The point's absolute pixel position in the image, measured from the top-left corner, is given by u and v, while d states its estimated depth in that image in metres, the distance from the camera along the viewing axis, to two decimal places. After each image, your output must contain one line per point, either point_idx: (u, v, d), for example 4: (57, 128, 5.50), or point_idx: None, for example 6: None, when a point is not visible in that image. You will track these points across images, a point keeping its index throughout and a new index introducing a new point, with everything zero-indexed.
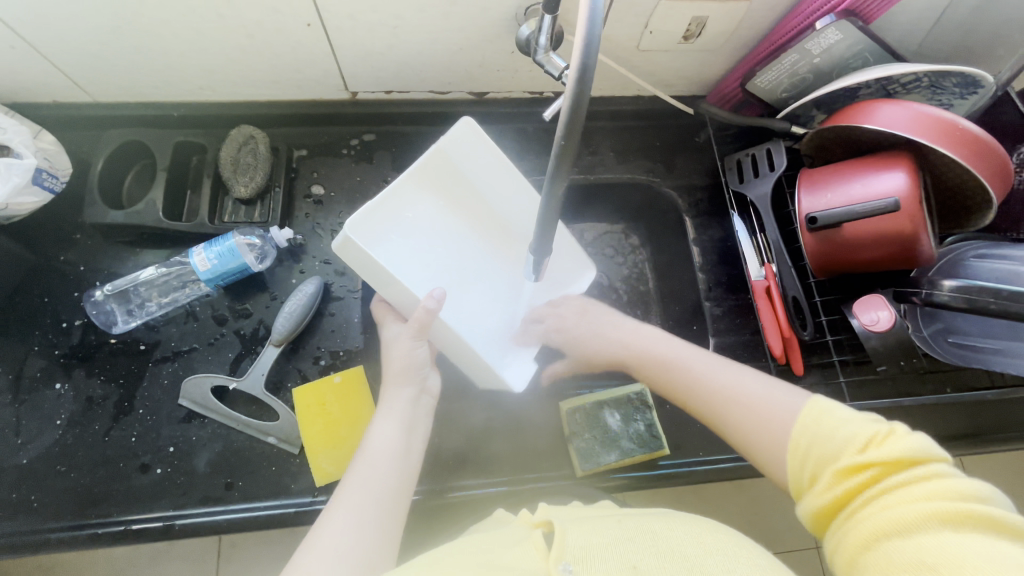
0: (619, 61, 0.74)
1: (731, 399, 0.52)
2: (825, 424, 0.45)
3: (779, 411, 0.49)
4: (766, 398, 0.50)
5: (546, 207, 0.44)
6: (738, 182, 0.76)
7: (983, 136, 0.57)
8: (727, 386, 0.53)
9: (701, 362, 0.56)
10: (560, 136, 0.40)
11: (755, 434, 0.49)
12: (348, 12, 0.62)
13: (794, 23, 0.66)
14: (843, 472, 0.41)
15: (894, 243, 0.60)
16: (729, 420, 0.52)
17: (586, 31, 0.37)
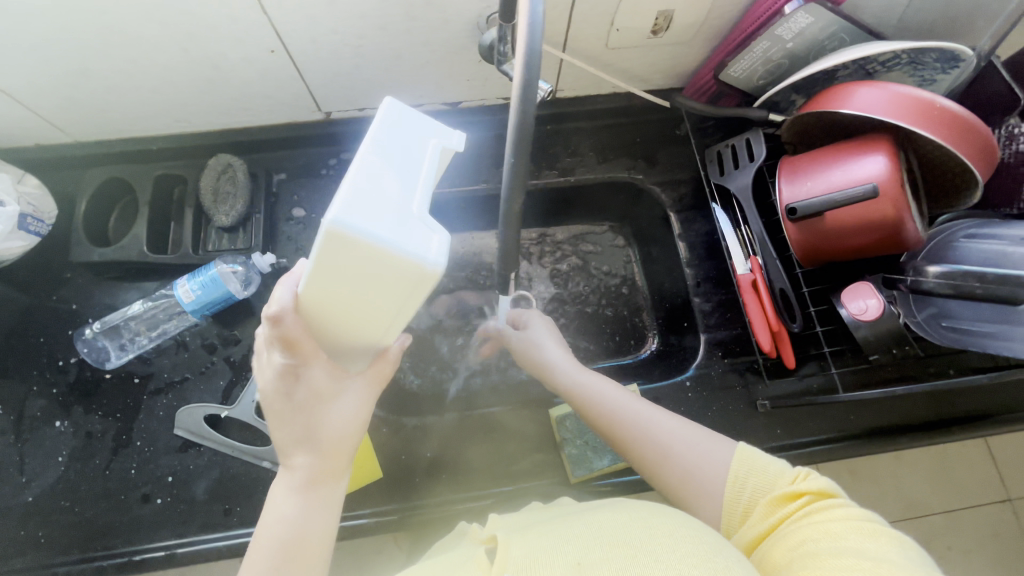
0: (590, 60, 0.73)
1: (653, 439, 0.53)
2: (757, 463, 0.47)
3: (713, 455, 0.50)
4: (687, 437, 0.52)
5: (505, 222, 0.44)
6: (719, 174, 0.75)
7: (963, 113, 0.55)
8: (664, 427, 0.53)
9: (645, 405, 0.56)
10: (510, 153, 0.39)
11: (674, 472, 0.50)
12: (310, 35, 0.62)
13: (763, 10, 0.64)
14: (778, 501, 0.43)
15: (878, 229, 0.58)
16: (653, 461, 0.52)
17: (527, 44, 0.36)
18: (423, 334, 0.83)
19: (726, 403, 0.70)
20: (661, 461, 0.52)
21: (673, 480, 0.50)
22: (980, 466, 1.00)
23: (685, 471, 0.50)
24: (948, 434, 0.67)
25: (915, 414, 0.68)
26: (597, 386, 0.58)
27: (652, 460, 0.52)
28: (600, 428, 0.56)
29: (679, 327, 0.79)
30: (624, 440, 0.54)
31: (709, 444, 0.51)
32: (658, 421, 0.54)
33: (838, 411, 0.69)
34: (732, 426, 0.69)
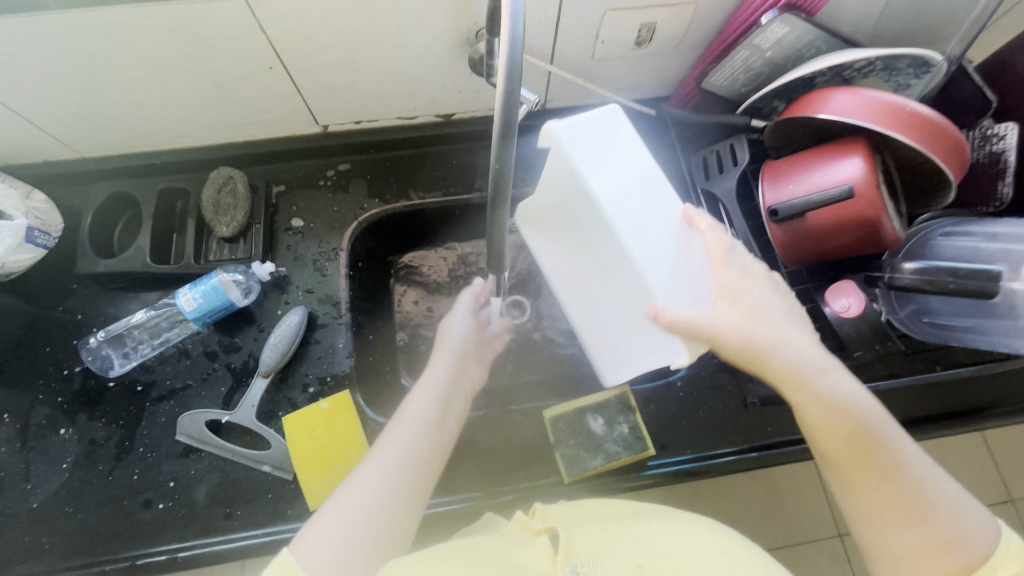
0: (577, 71, 0.76)
1: (920, 493, 0.45)
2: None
3: (974, 529, 0.43)
4: (953, 498, 0.45)
5: (493, 219, 0.46)
6: (704, 178, 0.78)
7: (933, 117, 0.57)
8: (929, 485, 0.46)
9: (915, 458, 0.47)
10: (495, 157, 0.42)
11: (936, 538, 0.43)
12: (306, 52, 0.65)
13: (740, 21, 0.66)
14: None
15: (856, 228, 0.60)
16: (905, 521, 0.45)
17: (507, 53, 0.38)
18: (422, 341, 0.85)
19: (717, 402, 0.71)
20: (917, 521, 0.45)
21: (913, 542, 0.44)
22: (979, 464, 1.01)
23: (935, 538, 0.44)
24: (935, 429, 0.69)
25: (904, 411, 0.69)
26: (877, 411, 0.48)
27: (908, 514, 0.45)
28: (844, 460, 0.47)
29: None
30: (879, 482, 0.46)
31: (976, 517, 0.44)
32: (939, 485, 0.46)
33: None
34: (723, 424, 0.70)
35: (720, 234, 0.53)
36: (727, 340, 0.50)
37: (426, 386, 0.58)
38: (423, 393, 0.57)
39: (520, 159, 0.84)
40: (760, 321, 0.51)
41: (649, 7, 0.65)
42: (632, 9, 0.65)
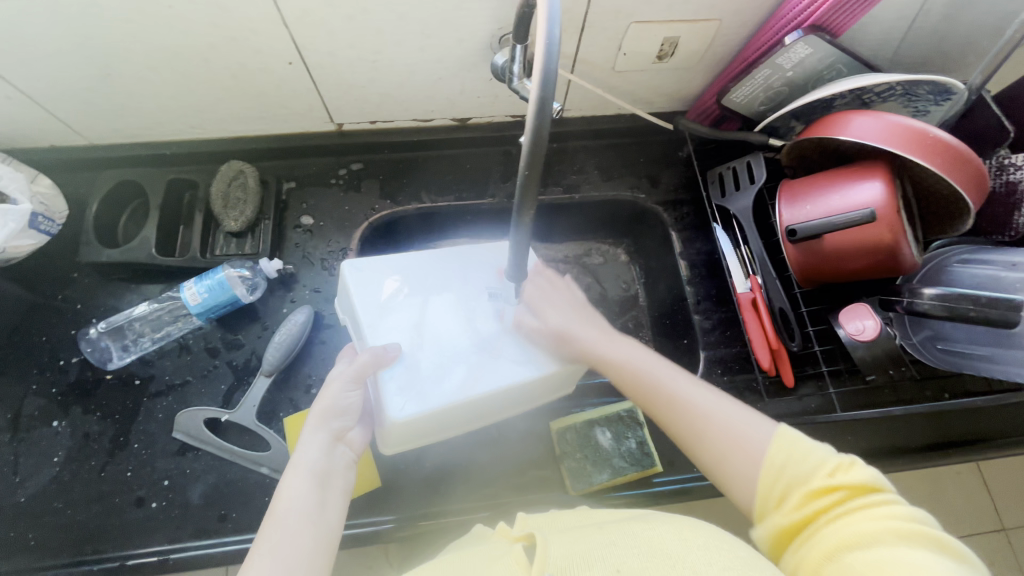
0: (597, 82, 0.76)
1: (700, 407, 0.52)
2: (795, 452, 0.45)
3: (757, 437, 0.48)
4: (722, 405, 0.52)
5: (518, 230, 0.46)
6: (720, 196, 0.77)
7: (955, 144, 0.57)
8: (707, 404, 0.52)
9: (686, 384, 0.54)
10: (523, 167, 0.41)
11: (716, 445, 0.49)
12: (327, 48, 0.64)
13: (764, 40, 0.67)
14: (801, 492, 0.42)
15: (874, 252, 0.60)
16: (690, 434, 0.51)
17: (542, 62, 0.37)
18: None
19: None
20: (695, 437, 0.51)
21: (717, 443, 0.49)
22: (978, 494, 1.00)
23: (720, 452, 0.49)
24: (944, 457, 0.68)
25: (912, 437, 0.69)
26: (634, 361, 0.57)
27: (694, 421, 0.51)
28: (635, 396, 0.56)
29: (679, 345, 0.80)
30: (664, 414, 0.54)
31: (754, 420, 0.49)
32: (693, 394, 0.53)
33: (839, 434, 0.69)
34: None
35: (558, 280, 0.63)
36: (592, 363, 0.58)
37: (296, 463, 0.49)
38: (296, 475, 0.48)
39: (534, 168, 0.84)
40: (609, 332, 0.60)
41: (673, 21, 0.65)
42: (656, 22, 0.65)
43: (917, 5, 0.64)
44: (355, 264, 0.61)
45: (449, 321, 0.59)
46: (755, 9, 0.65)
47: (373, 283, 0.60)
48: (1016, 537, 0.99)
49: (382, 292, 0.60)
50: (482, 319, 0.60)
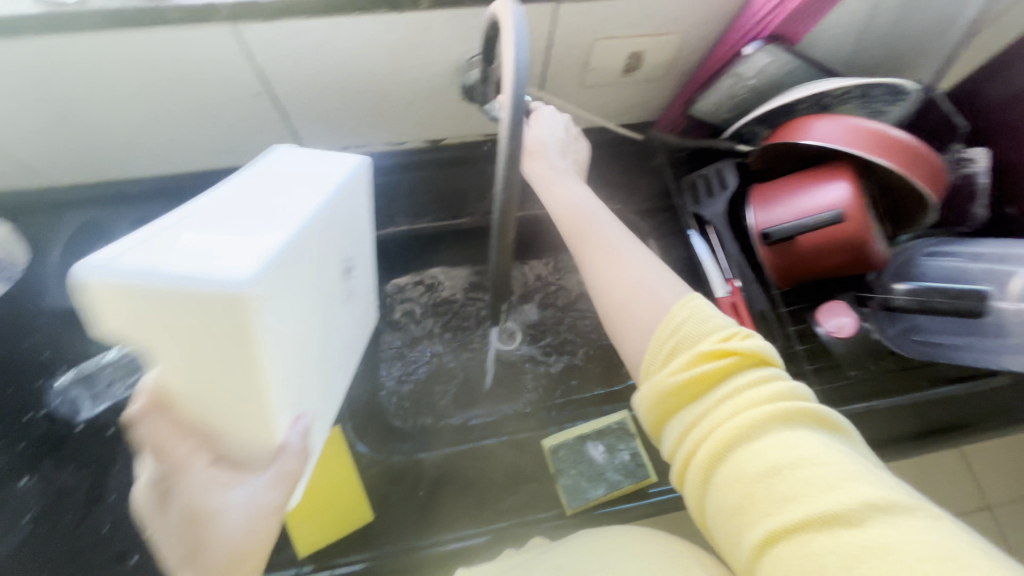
0: (566, 98, 0.77)
1: (622, 253, 0.47)
2: (698, 318, 0.41)
3: (670, 300, 0.43)
4: (651, 270, 0.46)
5: (497, 253, 0.46)
6: (692, 202, 0.76)
7: (912, 143, 0.59)
8: (631, 259, 0.47)
9: (622, 238, 0.49)
10: (500, 192, 0.41)
11: (624, 287, 0.45)
12: (293, 77, 0.64)
13: (726, 50, 0.68)
14: (693, 356, 0.38)
15: (845, 250, 0.62)
16: (612, 281, 0.46)
17: (513, 84, 0.38)
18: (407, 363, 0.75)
19: None
20: (614, 282, 0.46)
21: (626, 288, 0.45)
22: (961, 476, 1.03)
23: (625, 298, 0.45)
24: (928, 446, 0.69)
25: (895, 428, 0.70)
26: (582, 205, 0.51)
27: (622, 271, 0.46)
28: (571, 230, 0.51)
29: None
30: (588, 251, 0.49)
31: (674, 288, 0.44)
32: (626, 248, 0.48)
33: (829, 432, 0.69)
34: None
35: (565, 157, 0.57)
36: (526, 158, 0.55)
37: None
38: None
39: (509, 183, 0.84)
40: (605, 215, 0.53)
41: (637, 36, 0.67)
42: (620, 37, 0.67)
43: (866, 13, 0.66)
44: (264, 293, 0.32)
45: (335, 331, 0.50)
46: (714, 22, 0.67)
47: (271, 341, 0.35)
48: (1000, 513, 1.00)
49: (286, 344, 0.38)
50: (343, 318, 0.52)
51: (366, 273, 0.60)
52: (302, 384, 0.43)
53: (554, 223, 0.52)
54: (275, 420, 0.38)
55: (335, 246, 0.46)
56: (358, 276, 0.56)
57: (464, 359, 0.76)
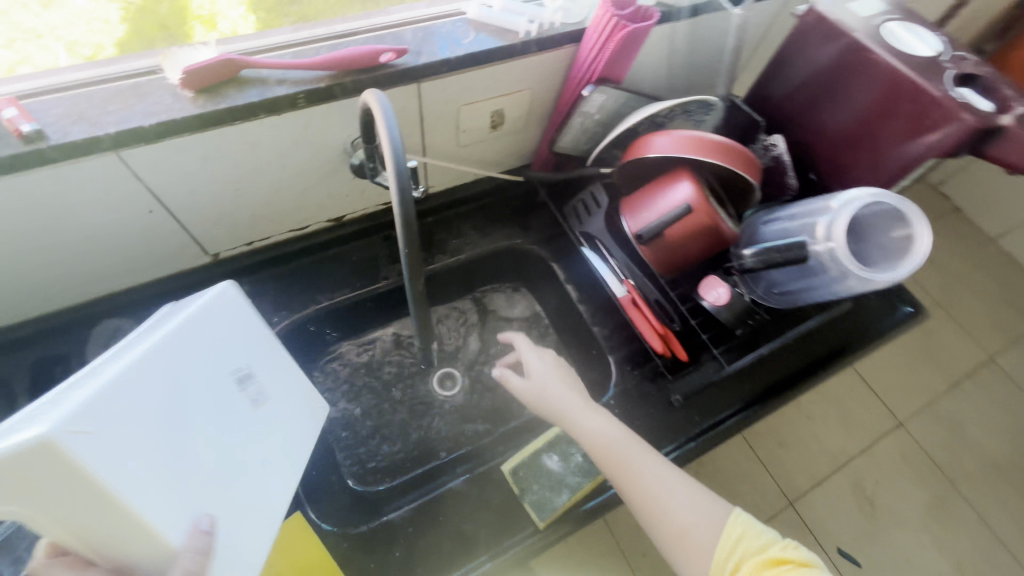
0: (449, 158, 0.86)
1: (658, 490, 0.63)
2: (750, 534, 0.61)
3: (715, 522, 0.62)
4: (677, 497, 0.63)
5: (411, 287, 0.58)
6: (578, 223, 0.90)
7: (725, 142, 0.74)
8: (658, 480, 0.64)
9: (648, 464, 0.65)
10: (400, 239, 0.52)
11: (675, 526, 0.62)
12: (188, 189, 0.67)
13: (570, 95, 0.80)
14: (761, 563, 0.59)
15: (703, 235, 0.75)
16: (651, 514, 0.63)
17: (396, 170, 0.49)
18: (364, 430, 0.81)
19: (648, 409, 0.80)
20: (664, 514, 0.62)
21: (674, 529, 0.62)
22: None
23: (681, 528, 0.61)
24: (820, 376, 0.84)
25: (783, 368, 0.84)
26: (606, 435, 0.66)
27: (657, 500, 0.63)
28: (602, 464, 0.65)
29: (591, 357, 0.89)
30: (627, 484, 0.64)
31: (706, 511, 0.62)
32: (663, 477, 0.64)
33: (742, 385, 0.82)
34: (659, 425, 0.79)
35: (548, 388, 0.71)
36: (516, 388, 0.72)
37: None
38: None
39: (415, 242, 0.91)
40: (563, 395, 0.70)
41: (493, 97, 0.78)
42: (480, 101, 0.78)
43: (665, 51, 0.84)
44: (75, 429, 0.37)
45: (244, 428, 0.53)
46: (553, 76, 0.81)
47: (124, 478, 0.39)
48: None
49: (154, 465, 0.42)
50: (245, 417, 0.54)
51: (288, 381, 0.62)
52: (199, 491, 0.45)
53: (591, 455, 0.67)
54: (166, 533, 0.42)
55: (186, 366, 0.48)
56: (275, 387, 0.59)
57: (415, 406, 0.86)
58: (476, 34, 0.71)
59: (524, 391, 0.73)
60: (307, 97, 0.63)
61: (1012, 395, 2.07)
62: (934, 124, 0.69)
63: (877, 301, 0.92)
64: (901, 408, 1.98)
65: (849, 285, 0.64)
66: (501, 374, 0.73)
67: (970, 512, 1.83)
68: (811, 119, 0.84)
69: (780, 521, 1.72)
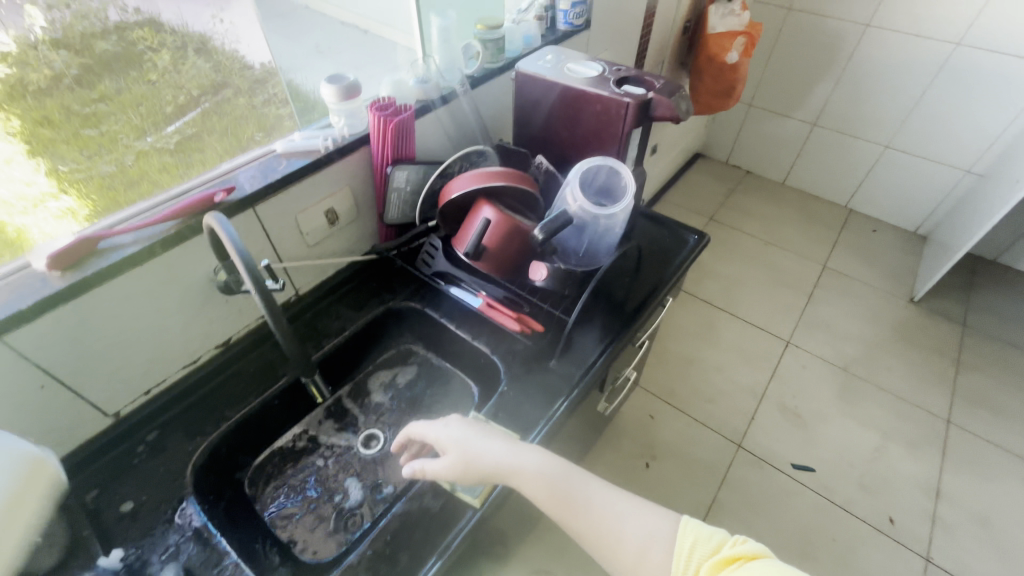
0: (305, 260, 1.04)
1: (600, 519, 0.72)
2: (701, 536, 0.66)
3: (668, 538, 0.68)
4: (626, 523, 0.71)
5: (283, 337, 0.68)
6: (430, 267, 1.09)
7: (499, 170, 0.99)
8: (600, 510, 0.73)
9: (592, 500, 0.73)
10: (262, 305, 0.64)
11: (631, 548, 0.68)
12: (73, 356, 0.77)
13: (380, 179, 1.04)
14: (716, 560, 0.63)
15: (514, 236, 0.97)
16: (606, 542, 0.70)
17: (243, 259, 0.62)
18: (311, 497, 0.91)
19: (534, 380, 0.97)
20: (619, 541, 0.70)
21: (629, 549, 0.68)
22: None
23: (638, 551, 0.68)
24: (652, 300, 1.10)
25: (623, 316, 1.08)
26: (545, 472, 0.74)
27: (609, 532, 0.70)
28: (548, 507, 0.73)
29: (481, 367, 1.04)
30: (574, 521, 0.72)
31: (659, 527, 0.70)
32: (605, 505, 0.73)
33: (599, 331, 1.05)
34: (547, 386, 0.95)
35: (479, 458, 0.75)
36: (439, 471, 0.76)
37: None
38: None
39: (302, 335, 1.04)
40: (489, 445, 0.77)
41: (320, 200, 0.99)
42: (310, 206, 0.98)
43: (437, 130, 1.13)
44: None
45: None
46: (361, 172, 1.04)
47: None
48: None
49: None
50: None
51: None
52: None
53: (538, 503, 0.73)
54: None
55: None
56: None
57: (348, 468, 0.96)
58: (288, 160, 0.94)
59: (448, 472, 0.77)
60: (161, 244, 0.79)
61: (852, 286, 2.52)
62: (618, 109, 1.00)
63: (671, 241, 1.25)
64: (783, 329, 2.31)
65: (603, 227, 0.91)
66: (415, 467, 0.77)
67: (872, 387, 2.10)
68: (556, 137, 1.14)
69: (739, 465, 1.87)
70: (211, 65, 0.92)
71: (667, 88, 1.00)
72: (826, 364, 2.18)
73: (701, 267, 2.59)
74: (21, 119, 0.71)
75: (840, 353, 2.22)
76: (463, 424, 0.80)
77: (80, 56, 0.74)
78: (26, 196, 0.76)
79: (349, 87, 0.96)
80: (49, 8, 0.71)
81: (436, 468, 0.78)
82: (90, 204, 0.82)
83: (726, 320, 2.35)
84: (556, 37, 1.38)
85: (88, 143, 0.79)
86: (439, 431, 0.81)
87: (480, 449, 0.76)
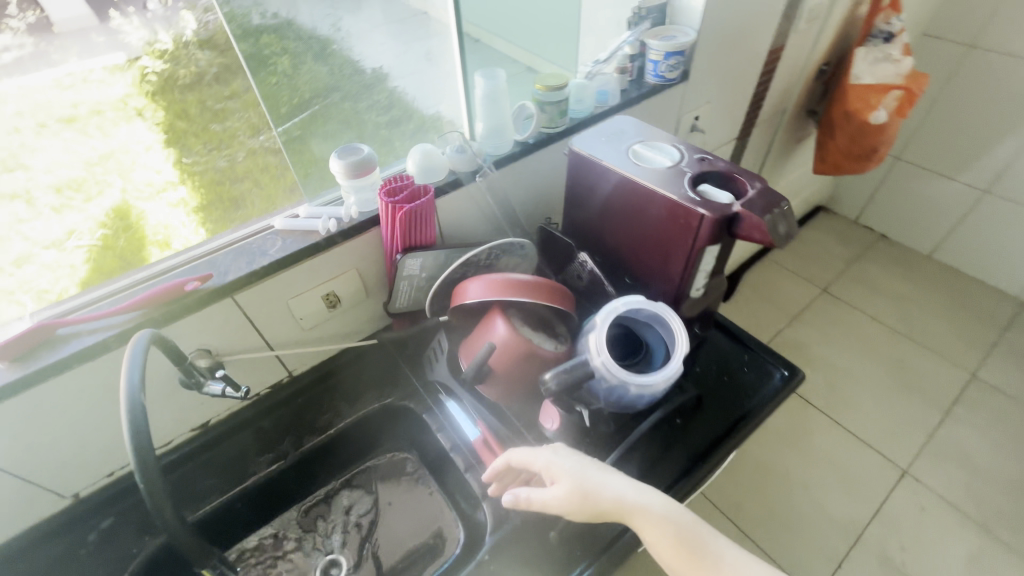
0: (298, 344, 0.92)
1: None
2: None
3: None
4: None
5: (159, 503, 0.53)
6: (431, 372, 0.92)
7: (526, 279, 0.79)
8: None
9: (729, 564, 0.59)
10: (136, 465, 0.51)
11: None
12: (18, 448, 0.71)
13: (390, 263, 0.89)
14: None
15: (526, 365, 0.77)
16: None
17: (130, 418, 0.51)
18: None
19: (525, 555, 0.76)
20: None
21: None
22: None
23: None
24: (709, 462, 0.82)
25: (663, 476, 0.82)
26: (676, 517, 0.60)
27: None
28: (678, 564, 0.59)
29: (471, 507, 0.86)
30: None
31: None
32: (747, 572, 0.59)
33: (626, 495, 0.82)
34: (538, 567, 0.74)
35: (597, 493, 0.62)
36: (550, 503, 0.64)
37: None
38: None
39: (284, 426, 0.93)
40: (606, 480, 0.63)
41: (318, 285, 0.87)
42: (306, 291, 0.86)
43: (467, 207, 0.96)
44: None
45: None
46: (372, 253, 0.91)
47: None
48: None
49: None
50: None
51: None
52: None
53: (664, 557, 0.59)
54: None
55: None
56: None
57: None
58: (283, 240, 0.82)
59: (557, 505, 0.64)
60: (118, 337, 0.70)
61: (1012, 410, 1.93)
62: (688, 220, 0.76)
63: (750, 373, 0.96)
64: (901, 453, 1.83)
65: (633, 392, 0.70)
66: (519, 499, 0.66)
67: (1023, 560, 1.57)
68: (610, 230, 0.91)
69: None
70: (325, 69, 1.00)
71: (765, 199, 0.73)
72: (958, 513, 1.68)
73: (802, 351, 2.16)
74: (166, 111, 0.85)
75: (980, 501, 1.70)
76: (570, 454, 0.67)
77: (222, 55, 0.87)
78: (153, 183, 0.87)
79: (360, 163, 0.82)
80: (206, 12, 0.85)
81: (542, 498, 0.65)
82: (200, 196, 0.90)
83: (826, 425, 1.91)
84: (640, 92, 1.14)
85: (212, 138, 0.90)
86: (542, 459, 0.68)
87: (597, 482, 0.63)
